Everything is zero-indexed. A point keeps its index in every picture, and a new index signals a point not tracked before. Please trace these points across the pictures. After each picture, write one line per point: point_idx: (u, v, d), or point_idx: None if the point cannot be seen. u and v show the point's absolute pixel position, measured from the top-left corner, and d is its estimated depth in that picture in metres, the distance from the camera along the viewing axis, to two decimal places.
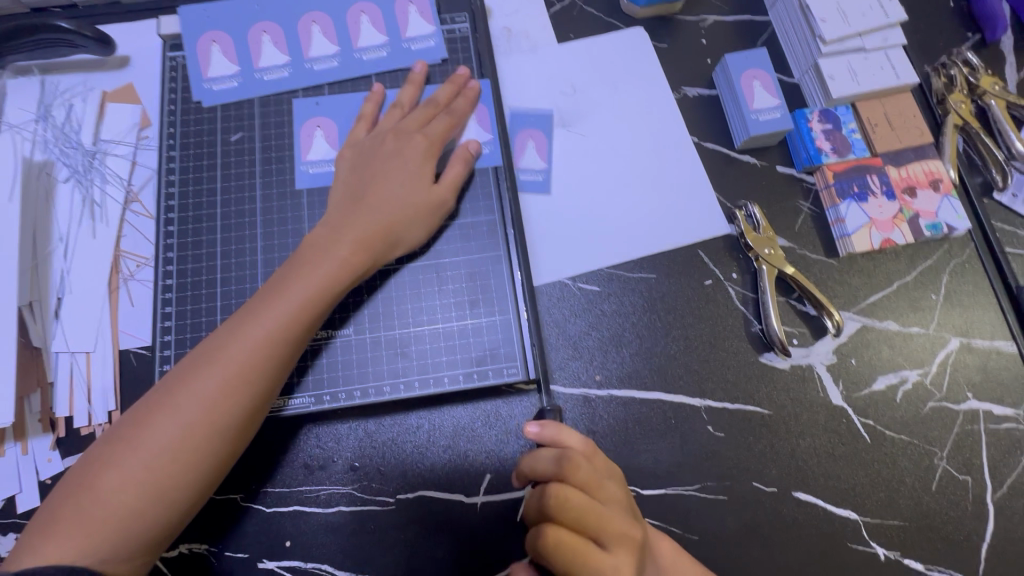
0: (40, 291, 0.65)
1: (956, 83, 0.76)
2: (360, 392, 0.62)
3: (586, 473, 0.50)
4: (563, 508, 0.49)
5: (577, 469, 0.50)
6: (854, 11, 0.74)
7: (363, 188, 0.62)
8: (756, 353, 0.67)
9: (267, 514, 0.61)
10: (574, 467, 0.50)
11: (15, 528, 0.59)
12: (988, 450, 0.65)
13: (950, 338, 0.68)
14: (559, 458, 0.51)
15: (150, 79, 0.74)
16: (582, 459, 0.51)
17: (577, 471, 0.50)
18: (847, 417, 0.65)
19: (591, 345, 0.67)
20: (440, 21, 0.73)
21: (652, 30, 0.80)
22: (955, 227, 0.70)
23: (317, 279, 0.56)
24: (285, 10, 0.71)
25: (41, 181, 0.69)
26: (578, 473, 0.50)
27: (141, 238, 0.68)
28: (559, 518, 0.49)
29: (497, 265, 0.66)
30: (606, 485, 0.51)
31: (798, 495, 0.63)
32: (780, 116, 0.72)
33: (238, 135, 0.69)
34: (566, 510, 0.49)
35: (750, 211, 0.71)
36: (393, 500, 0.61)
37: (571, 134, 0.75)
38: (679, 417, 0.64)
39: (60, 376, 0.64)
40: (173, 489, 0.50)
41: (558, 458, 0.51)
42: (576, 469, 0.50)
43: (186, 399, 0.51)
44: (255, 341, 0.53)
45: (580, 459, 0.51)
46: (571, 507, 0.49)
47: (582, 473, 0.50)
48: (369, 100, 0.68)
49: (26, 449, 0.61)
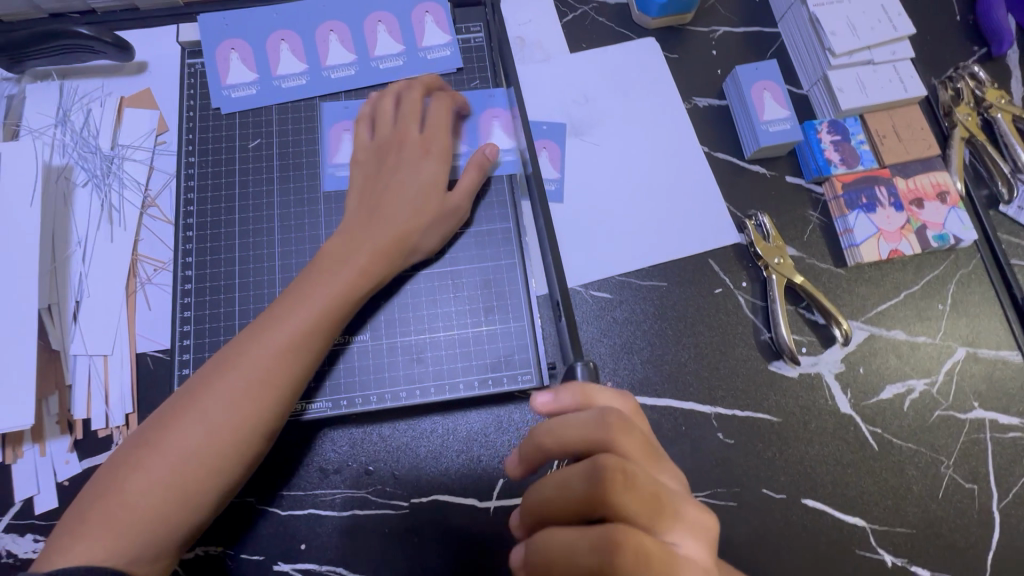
0: (59, 294, 0.66)
1: (962, 96, 0.77)
2: (376, 398, 0.62)
3: (634, 441, 0.46)
4: (626, 479, 0.43)
5: (624, 434, 0.45)
6: (863, 24, 0.75)
7: (376, 197, 0.62)
8: (765, 361, 0.68)
9: (283, 517, 0.61)
10: (621, 431, 0.45)
11: (33, 530, 0.60)
12: (994, 459, 0.66)
13: (956, 348, 0.69)
14: (601, 418, 0.46)
15: (168, 85, 0.75)
16: (631, 424, 0.46)
17: (628, 436, 0.45)
18: (855, 425, 0.66)
19: (603, 352, 0.68)
20: (455, 31, 0.74)
21: (663, 41, 0.81)
22: (962, 239, 0.71)
23: (339, 286, 0.57)
24: (302, 19, 0.72)
25: (59, 185, 0.69)
26: (626, 437, 0.45)
27: (158, 242, 0.69)
28: (622, 495, 0.42)
29: (511, 273, 0.67)
30: (650, 455, 0.47)
31: (807, 502, 0.63)
32: (790, 126, 0.73)
33: (256, 142, 0.69)
34: (631, 481, 0.43)
35: (760, 220, 0.71)
36: (407, 504, 0.62)
37: (583, 143, 0.76)
38: (689, 423, 0.65)
39: (78, 378, 0.64)
40: (198, 492, 0.51)
41: (602, 417, 0.46)
42: (625, 434, 0.45)
43: (210, 403, 0.52)
44: (277, 346, 0.54)
45: (626, 424, 0.46)
46: (635, 478, 0.43)
47: (629, 441, 0.45)
48: (378, 97, 0.68)
49: (44, 451, 0.62)
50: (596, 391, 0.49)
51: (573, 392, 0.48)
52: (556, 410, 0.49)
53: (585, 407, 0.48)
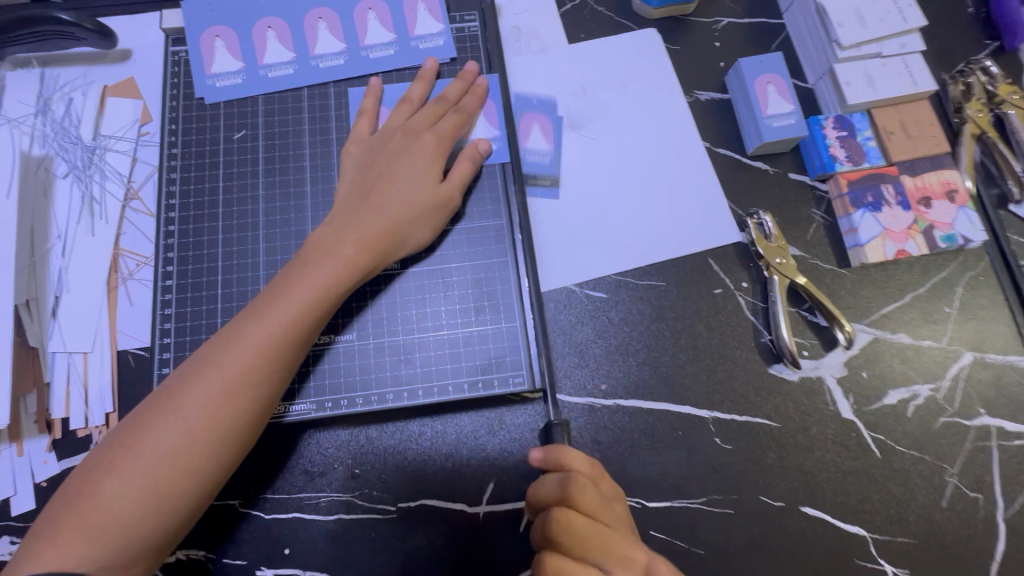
0: (38, 289, 0.64)
1: (974, 91, 0.74)
2: (362, 400, 0.61)
3: (591, 496, 0.51)
4: (565, 530, 0.49)
5: (582, 491, 0.50)
6: (871, 15, 0.73)
7: (369, 187, 0.60)
8: (765, 365, 0.66)
9: (266, 520, 0.59)
10: (579, 488, 0.50)
11: (10, 531, 0.58)
12: (1000, 468, 0.64)
13: (962, 352, 0.67)
14: (562, 481, 0.51)
15: (152, 73, 0.72)
16: (587, 481, 0.51)
17: (582, 493, 0.51)
18: (857, 431, 0.64)
19: (598, 353, 0.66)
20: (449, 19, 0.72)
21: (664, 32, 0.79)
22: (970, 239, 0.69)
23: (320, 280, 0.55)
24: (291, 6, 0.70)
25: (39, 177, 0.67)
26: (583, 495, 0.50)
27: (140, 236, 0.67)
28: (559, 539, 0.49)
29: (504, 271, 0.65)
30: (607, 507, 0.52)
31: (806, 510, 0.62)
32: (795, 121, 0.70)
33: (241, 133, 0.67)
34: (570, 533, 0.49)
35: (762, 219, 0.69)
36: (393, 509, 0.60)
37: (581, 137, 0.73)
38: (686, 428, 0.63)
39: (57, 376, 0.62)
40: (174, 497, 0.49)
41: (563, 479, 0.51)
42: (580, 492, 0.51)
43: (188, 403, 0.50)
44: (257, 344, 0.52)
45: (584, 482, 0.51)
46: (573, 527, 0.49)
47: (585, 499, 0.50)
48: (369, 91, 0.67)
49: (21, 450, 0.60)
50: (570, 453, 0.53)
51: (549, 456, 0.53)
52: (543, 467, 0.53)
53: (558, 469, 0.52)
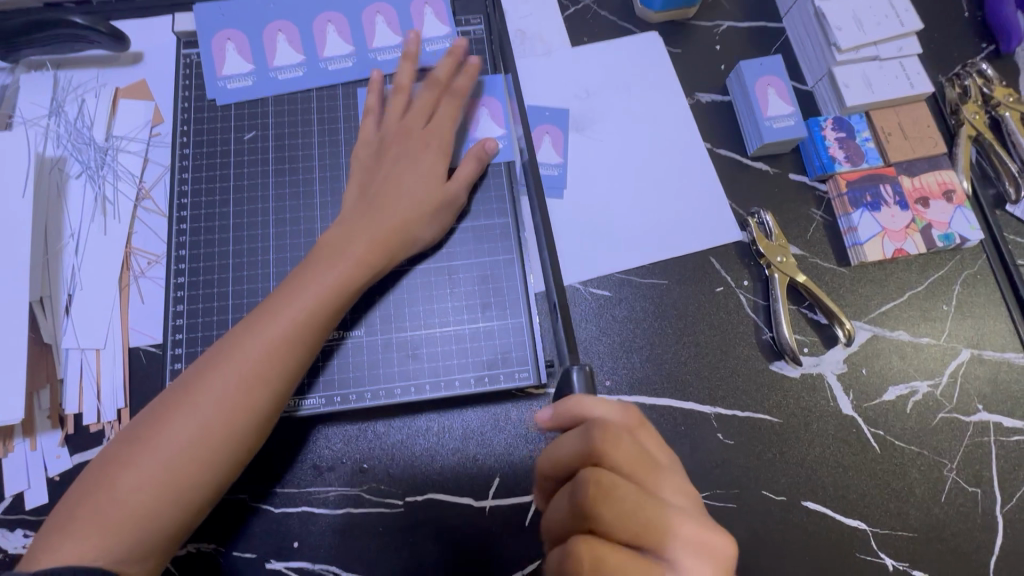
0: (52, 287, 0.65)
1: (970, 94, 0.76)
2: (371, 395, 0.62)
3: (625, 451, 0.46)
4: (608, 493, 0.44)
5: (613, 444, 0.46)
6: (869, 19, 0.74)
7: (376, 187, 0.62)
8: (766, 361, 0.67)
9: (276, 515, 0.60)
10: (609, 442, 0.46)
11: (23, 525, 0.59)
12: (998, 463, 0.65)
13: (960, 349, 0.68)
14: (589, 434, 0.46)
15: (164, 76, 0.74)
16: (621, 433, 0.46)
17: (615, 447, 0.46)
18: (857, 427, 0.65)
19: (602, 350, 0.67)
20: (455, 22, 0.73)
21: (666, 36, 0.80)
22: (968, 238, 0.70)
23: (332, 279, 0.56)
24: (300, 10, 0.71)
25: (52, 177, 0.69)
26: (616, 448, 0.46)
27: (152, 236, 0.68)
28: (601, 508, 0.43)
29: (509, 268, 0.66)
30: (646, 463, 0.47)
31: (807, 504, 0.63)
32: (795, 123, 0.72)
33: (252, 134, 0.68)
34: (613, 496, 0.44)
35: (763, 218, 0.70)
36: (401, 503, 0.61)
37: (585, 138, 0.74)
38: (689, 424, 0.64)
39: (69, 372, 0.63)
40: (189, 489, 0.50)
41: (587, 434, 0.46)
42: (614, 444, 0.46)
43: (203, 398, 0.51)
44: (271, 341, 0.53)
45: (617, 434, 0.46)
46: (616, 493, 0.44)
47: (619, 453, 0.46)
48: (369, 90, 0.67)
49: (34, 445, 0.61)
50: (589, 402, 0.48)
51: (566, 411, 0.48)
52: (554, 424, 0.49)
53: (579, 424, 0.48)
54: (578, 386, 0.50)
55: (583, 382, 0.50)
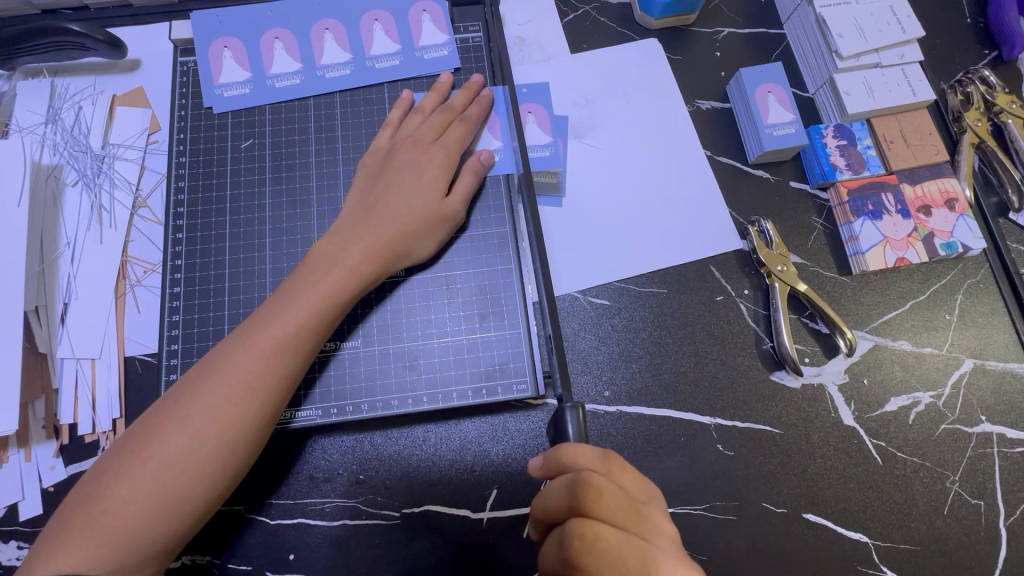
0: (47, 296, 0.65)
1: (973, 100, 0.75)
2: (368, 406, 0.61)
3: (610, 503, 0.45)
4: (591, 545, 0.44)
5: (596, 497, 0.45)
6: (871, 26, 0.74)
7: (376, 196, 0.61)
8: (767, 371, 0.66)
9: (271, 526, 0.60)
10: (592, 494, 0.45)
11: (17, 536, 0.59)
12: (1001, 475, 0.64)
13: (963, 359, 0.67)
14: (572, 484, 0.46)
15: (161, 83, 0.74)
16: (603, 484, 0.46)
17: (599, 500, 0.45)
18: (859, 438, 0.64)
19: (601, 360, 0.66)
20: (454, 30, 0.73)
21: (665, 43, 0.80)
22: (971, 247, 0.69)
23: (326, 288, 0.56)
24: (297, 17, 0.71)
25: (48, 185, 0.68)
26: (601, 500, 0.45)
27: (149, 244, 0.68)
28: (586, 560, 0.43)
29: (508, 278, 0.65)
30: (631, 510, 0.46)
31: (808, 517, 0.62)
32: (795, 131, 0.71)
33: (249, 142, 0.68)
34: (596, 548, 0.44)
35: (763, 226, 0.70)
36: (397, 515, 0.60)
37: (584, 146, 0.74)
38: (688, 435, 0.64)
39: (65, 382, 0.63)
40: (181, 501, 0.49)
41: (571, 486, 0.46)
42: (597, 496, 0.45)
43: (195, 409, 0.51)
44: (264, 351, 0.53)
45: (600, 485, 0.46)
46: (600, 545, 0.44)
47: (604, 503, 0.45)
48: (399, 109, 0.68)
49: (29, 456, 0.61)
50: (573, 452, 0.47)
51: (553, 460, 0.48)
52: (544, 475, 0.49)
53: (563, 473, 0.47)
54: (571, 427, 0.50)
55: (576, 426, 0.51)
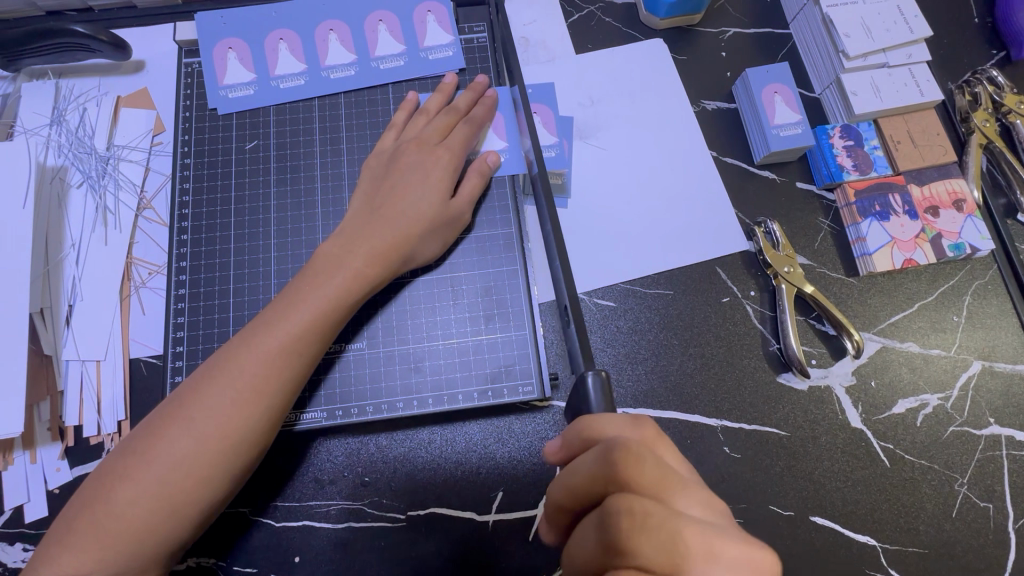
0: (52, 298, 0.65)
1: (981, 101, 0.74)
2: (373, 408, 0.61)
3: (649, 471, 0.41)
4: (637, 521, 0.39)
5: (635, 466, 0.41)
6: (878, 26, 0.73)
7: (381, 198, 0.61)
8: (774, 373, 0.66)
9: (276, 529, 0.60)
10: (630, 463, 0.41)
11: (23, 538, 0.59)
12: (1011, 477, 0.63)
13: (971, 361, 0.67)
14: (605, 454, 0.41)
15: (166, 84, 0.74)
16: (641, 452, 0.41)
17: (639, 469, 0.41)
18: (866, 440, 0.64)
19: (607, 362, 0.66)
20: (458, 30, 0.72)
21: (671, 43, 0.79)
22: (979, 248, 0.69)
23: (331, 290, 0.55)
24: (302, 18, 0.71)
25: (54, 187, 0.68)
26: (641, 468, 0.41)
27: (153, 246, 0.68)
28: (635, 539, 0.38)
29: (513, 279, 0.65)
30: (674, 481, 0.42)
31: (815, 519, 0.62)
32: (802, 131, 0.71)
33: (253, 143, 0.68)
34: (644, 523, 0.39)
35: (770, 227, 0.69)
36: (403, 517, 0.60)
37: (589, 147, 0.74)
38: (695, 437, 0.63)
39: (70, 384, 0.63)
40: (185, 505, 0.49)
41: (606, 455, 0.41)
42: (636, 465, 0.41)
43: (200, 411, 0.50)
44: (269, 353, 0.52)
45: (638, 452, 0.41)
46: (648, 518, 0.39)
47: (644, 472, 0.41)
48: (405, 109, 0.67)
49: (34, 458, 0.61)
50: (602, 423, 0.44)
51: (578, 433, 0.44)
52: (568, 450, 0.45)
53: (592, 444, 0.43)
54: (594, 394, 0.46)
55: (598, 391, 0.46)
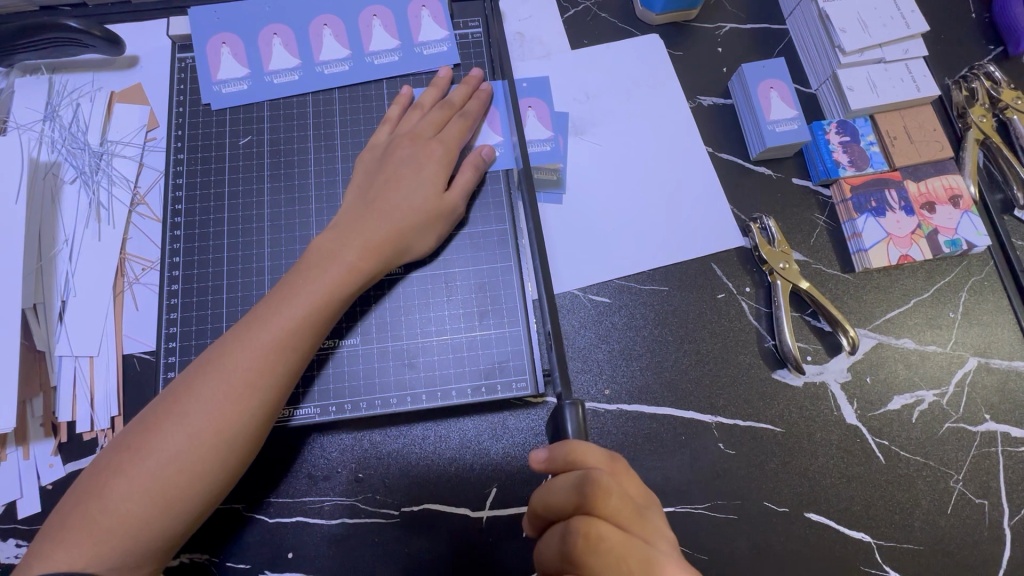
0: (45, 293, 0.64)
1: (978, 96, 0.74)
2: (366, 404, 0.61)
3: (615, 504, 0.44)
4: (594, 545, 0.43)
5: (604, 498, 0.44)
6: (875, 21, 0.73)
7: (375, 192, 0.61)
8: (769, 369, 0.66)
9: (270, 525, 0.60)
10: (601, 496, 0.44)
11: (16, 534, 0.59)
12: (1006, 474, 0.63)
13: (967, 357, 0.67)
14: (581, 483, 0.44)
15: (160, 80, 0.73)
16: (611, 486, 0.44)
17: (605, 501, 0.44)
18: (861, 437, 0.64)
19: (601, 358, 0.66)
20: (453, 25, 0.72)
21: (667, 38, 0.79)
22: (975, 244, 0.68)
23: (325, 286, 0.55)
24: (296, 12, 0.70)
25: (47, 182, 0.68)
26: (608, 501, 0.44)
27: (147, 241, 0.68)
28: (588, 560, 0.42)
29: (507, 275, 0.65)
30: (633, 510, 0.45)
31: (811, 516, 0.61)
32: (798, 127, 0.70)
33: (247, 139, 0.68)
34: (599, 549, 0.43)
35: (765, 223, 0.69)
36: (397, 513, 0.60)
37: (584, 142, 0.73)
38: (689, 433, 0.63)
39: (63, 379, 0.63)
40: (179, 500, 0.49)
41: (581, 484, 0.44)
42: (604, 496, 0.44)
43: (194, 406, 0.50)
44: (263, 349, 0.52)
45: (608, 486, 0.44)
46: (603, 544, 0.43)
47: (610, 503, 0.44)
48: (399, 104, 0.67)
49: (27, 454, 0.61)
50: (586, 448, 0.45)
51: (562, 455, 0.45)
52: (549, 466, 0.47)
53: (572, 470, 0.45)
54: (570, 425, 0.46)
55: (575, 424, 0.46)
